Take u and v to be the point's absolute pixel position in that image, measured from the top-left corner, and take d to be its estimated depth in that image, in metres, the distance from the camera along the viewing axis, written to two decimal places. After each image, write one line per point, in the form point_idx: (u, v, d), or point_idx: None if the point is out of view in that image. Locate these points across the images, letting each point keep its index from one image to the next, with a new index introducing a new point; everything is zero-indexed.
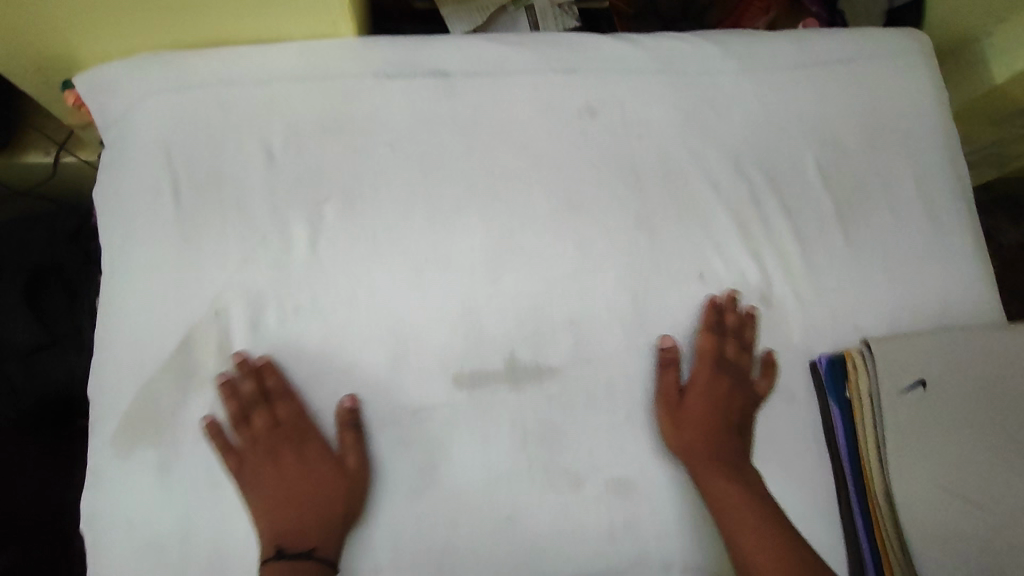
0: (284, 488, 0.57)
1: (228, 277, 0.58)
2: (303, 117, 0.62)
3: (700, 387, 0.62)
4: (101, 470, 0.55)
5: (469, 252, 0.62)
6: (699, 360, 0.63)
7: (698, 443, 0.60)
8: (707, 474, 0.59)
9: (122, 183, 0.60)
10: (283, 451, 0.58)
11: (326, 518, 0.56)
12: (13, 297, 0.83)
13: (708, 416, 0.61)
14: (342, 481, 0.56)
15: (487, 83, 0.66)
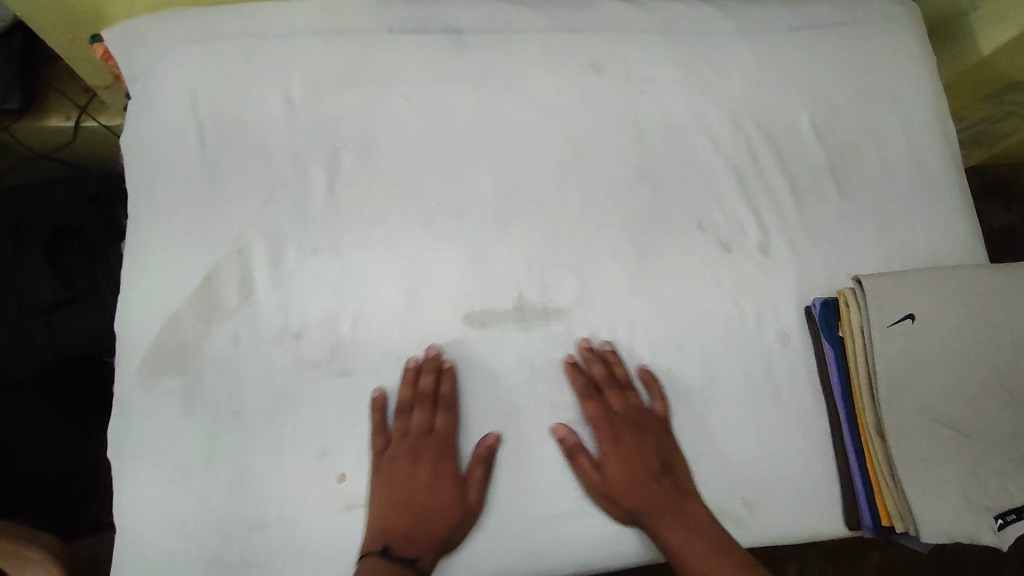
0: (404, 489, 0.55)
1: (251, 217, 0.61)
2: (323, 69, 0.66)
3: (615, 451, 0.58)
4: (123, 400, 0.56)
5: (480, 197, 0.65)
6: (595, 419, 0.59)
7: (637, 505, 0.57)
8: (658, 529, 0.56)
9: (150, 130, 0.63)
10: (423, 455, 0.57)
11: (431, 533, 0.54)
12: (36, 255, 0.85)
13: (637, 473, 0.58)
14: (455, 507, 0.55)
15: (497, 40, 0.69)
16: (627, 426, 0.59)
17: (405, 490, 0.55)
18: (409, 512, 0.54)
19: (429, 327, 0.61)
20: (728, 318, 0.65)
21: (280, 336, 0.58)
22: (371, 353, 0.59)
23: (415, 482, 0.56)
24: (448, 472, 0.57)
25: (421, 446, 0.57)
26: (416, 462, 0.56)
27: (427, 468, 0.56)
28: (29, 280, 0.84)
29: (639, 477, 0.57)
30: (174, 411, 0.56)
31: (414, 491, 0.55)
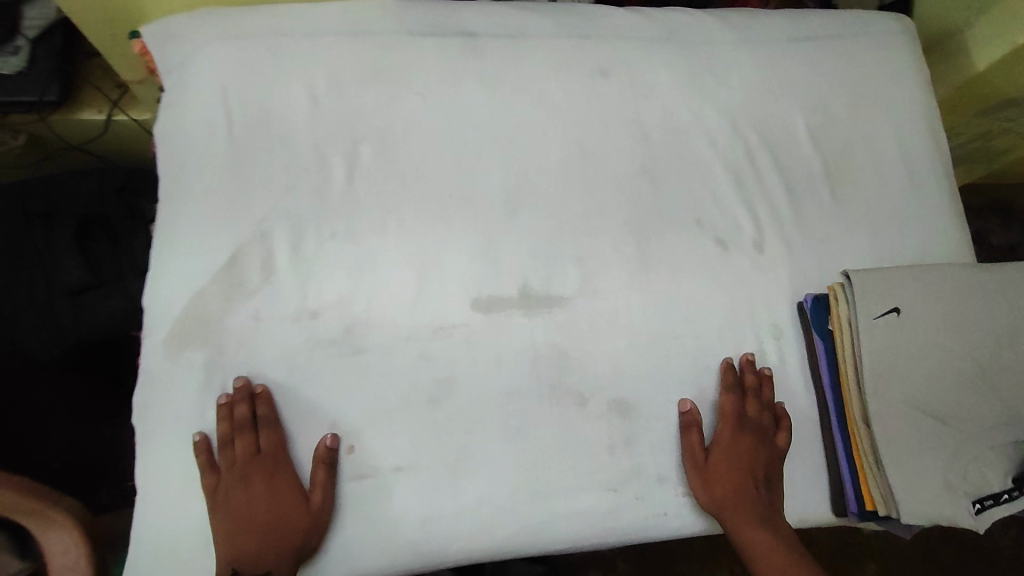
0: (246, 515, 0.55)
1: (274, 203, 0.65)
2: (345, 66, 0.70)
3: (727, 448, 0.61)
4: (147, 370, 0.60)
5: (489, 191, 0.68)
6: (729, 418, 0.62)
7: (729, 500, 0.60)
8: (736, 524, 0.59)
9: (182, 120, 0.67)
10: (252, 476, 0.57)
11: (278, 548, 0.55)
12: (65, 241, 0.89)
13: (742, 474, 0.61)
14: (303, 517, 0.56)
15: (509, 43, 0.74)
16: (743, 432, 0.62)
17: (245, 516, 0.55)
18: (258, 532, 0.55)
19: (438, 311, 0.63)
20: (722, 311, 0.67)
21: (297, 314, 0.62)
22: (382, 332, 0.62)
23: (254, 503, 0.56)
24: (290, 487, 0.57)
25: (257, 467, 0.57)
26: (249, 486, 0.56)
27: (265, 487, 0.57)
28: (60, 264, 0.89)
29: (741, 477, 0.61)
30: (195, 382, 0.59)
31: (255, 514, 0.56)
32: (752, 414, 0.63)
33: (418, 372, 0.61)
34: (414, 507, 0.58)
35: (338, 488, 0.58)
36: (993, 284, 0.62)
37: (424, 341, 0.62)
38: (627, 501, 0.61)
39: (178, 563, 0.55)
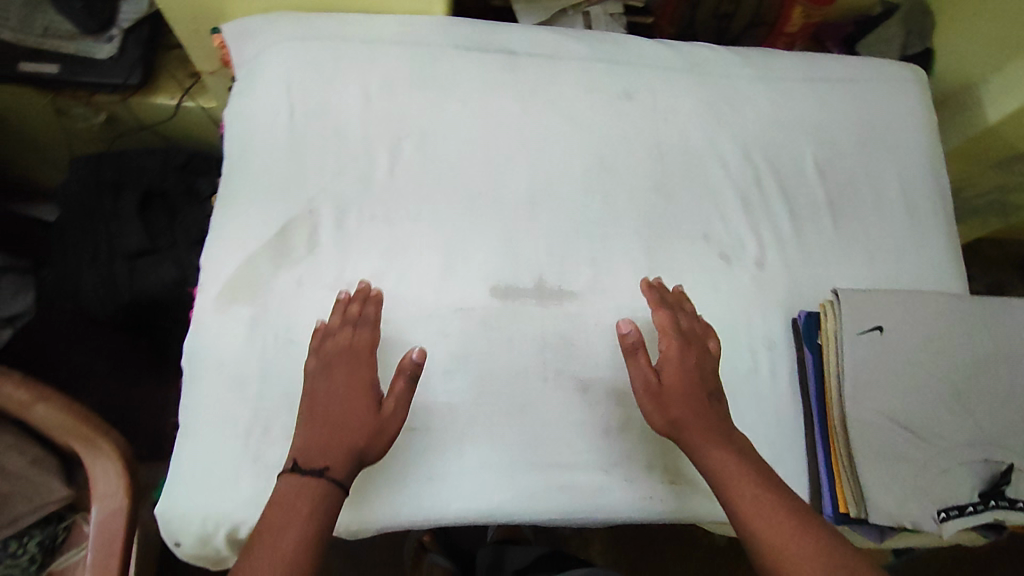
0: (327, 403, 0.60)
1: (324, 185, 0.73)
2: (397, 71, 0.79)
3: (672, 365, 0.64)
4: (200, 321, 0.67)
5: (516, 191, 0.76)
6: (666, 334, 0.65)
7: (686, 414, 0.61)
8: (701, 444, 0.60)
9: (250, 106, 0.76)
10: (340, 368, 0.62)
11: (340, 442, 0.58)
12: (130, 209, 1.00)
13: (690, 388, 0.63)
14: (370, 418, 0.60)
15: (544, 64, 0.82)
16: (683, 346, 0.65)
17: (326, 403, 0.60)
18: (329, 423, 0.59)
19: (460, 292, 0.70)
20: (722, 318, 0.72)
21: (335, 284, 0.69)
22: (408, 306, 0.69)
23: (332, 393, 0.61)
24: (369, 388, 0.61)
25: (346, 365, 0.62)
26: (336, 376, 0.61)
27: (347, 381, 0.61)
28: (124, 229, 0.99)
29: (691, 392, 0.62)
30: (240, 333, 0.66)
31: (333, 403, 0.60)
32: (681, 329, 0.66)
33: (436, 344, 0.68)
34: (419, 464, 0.64)
35: None
36: (967, 313, 0.68)
37: (444, 318, 0.69)
38: (616, 481, 0.67)
39: (207, 493, 0.62)
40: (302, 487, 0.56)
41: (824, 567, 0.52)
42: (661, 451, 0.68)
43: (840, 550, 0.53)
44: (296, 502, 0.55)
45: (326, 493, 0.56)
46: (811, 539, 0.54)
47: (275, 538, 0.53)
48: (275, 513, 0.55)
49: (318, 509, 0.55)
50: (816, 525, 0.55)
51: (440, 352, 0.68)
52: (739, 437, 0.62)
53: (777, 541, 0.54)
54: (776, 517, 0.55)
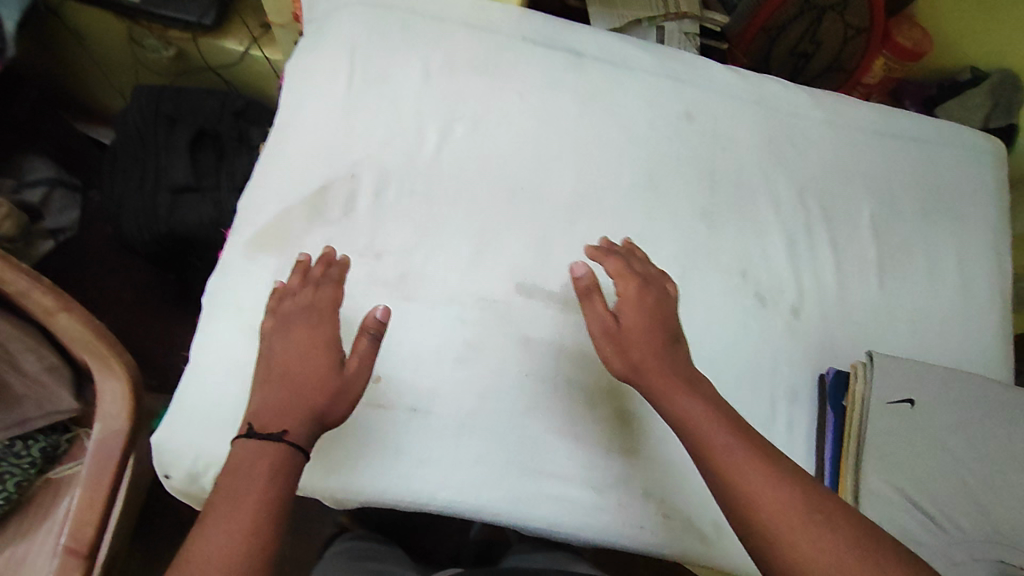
0: (282, 361, 0.57)
1: (369, 152, 0.72)
2: (461, 52, 0.78)
3: (631, 307, 0.61)
4: (228, 265, 0.68)
5: (559, 193, 0.74)
6: (621, 278, 0.63)
7: (645, 356, 0.58)
8: (658, 387, 0.57)
9: (312, 63, 0.76)
10: (297, 325, 0.59)
11: (297, 403, 0.55)
12: (181, 145, 1.02)
13: (649, 330, 0.59)
14: (333, 379, 0.56)
15: (610, 70, 0.80)
16: (641, 288, 0.62)
17: (282, 363, 0.57)
18: (285, 385, 0.56)
19: (485, 283, 0.70)
20: (745, 360, 0.70)
21: (363, 252, 0.69)
22: (432, 287, 0.69)
23: (289, 352, 0.58)
24: (326, 343, 0.58)
25: (307, 325, 0.59)
26: (292, 335, 0.58)
27: (305, 337, 0.58)
28: (172, 163, 1.01)
29: (650, 334, 0.59)
30: (263, 283, 0.67)
31: (290, 360, 0.57)
32: (635, 271, 0.64)
33: (452, 329, 0.68)
34: (414, 445, 0.63)
35: (364, 411, 0.63)
36: (1004, 403, 0.65)
37: (464, 306, 0.69)
38: (609, 503, 0.65)
39: (204, 433, 0.62)
40: (259, 452, 0.52)
41: (799, 512, 0.50)
42: (661, 480, 0.66)
43: (815, 494, 0.51)
44: (249, 465, 0.51)
45: (282, 455, 0.52)
46: (786, 484, 0.51)
47: (230, 505, 0.49)
48: (229, 479, 0.50)
49: (274, 471, 0.51)
50: (786, 468, 0.52)
51: (454, 338, 0.67)
52: (702, 377, 0.59)
53: (752, 486, 0.51)
54: (748, 462, 0.52)
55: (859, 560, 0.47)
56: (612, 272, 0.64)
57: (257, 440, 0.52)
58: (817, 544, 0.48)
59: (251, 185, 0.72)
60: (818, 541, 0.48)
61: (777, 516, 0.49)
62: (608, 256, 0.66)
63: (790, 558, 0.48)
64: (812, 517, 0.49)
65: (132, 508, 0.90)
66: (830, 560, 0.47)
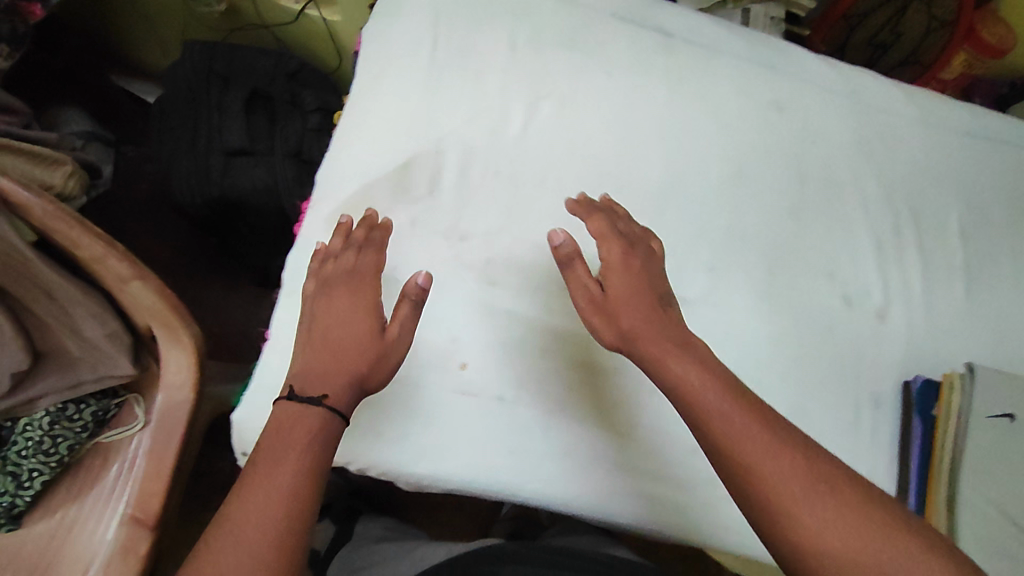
0: (324, 326, 0.56)
1: (454, 128, 0.69)
2: (548, 26, 0.73)
3: (617, 270, 0.57)
4: (309, 241, 0.66)
5: (647, 182, 0.72)
6: (605, 240, 0.59)
7: (636, 325, 0.55)
8: (653, 358, 0.53)
9: (391, 30, 0.72)
10: (338, 289, 0.58)
11: (335, 368, 0.53)
12: (235, 105, 0.98)
13: (636, 292, 0.56)
14: (374, 344, 0.55)
15: (701, 53, 0.76)
16: (624, 249, 0.58)
17: (324, 327, 0.56)
18: (326, 349, 0.55)
19: None
20: (828, 363, 0.70)
21: (448, 234, 0.67)
22: (519, 274, 0.67)
23: (329, 316, 0.56)
24: (369, 309, 0.57)
25: (349, 290, 0.58)
26: (333, 300, 0.57)
27: (347, 302, 0.57)
28: (226, 124, 0.97)
29: (639, 298, 0.56)
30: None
31: (330, 325, 0.56)
32: (617, 231, 0.60)
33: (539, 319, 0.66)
34: (509, 435, 0.62)
35: (453, 397, 0.62)
36: None
37: (551, 295, 0.67)
38: (699, 501, 0.64)
39: None
40: (297, 412, 0.51)
41: (803, 482, 0.47)
42: None
43: (818, 464, 0.48)
44: (289, 425, 0.50)
45: (320, 417, 0.51)
46: (786, 453, 0.48)
47: (272, 461, 0.48)
48: (272, 439, 0.49)
49: (310, 430, 0.50)
50: (783, 434, 0.49)
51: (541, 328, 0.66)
52: (696, 338, 0.55)
53: (751, 456, 0.48)
54: (748, 429, 0.49)
55: (863, 532, 0.45)
56: (594, 233, 0.60)
57: (295, 403, 0.51)
58: (823, 516, 0.45)
59: (328, 156, 0.69)
60: (824, 512, 0.45)
61: (781, 487, 0.46)
62: (589, 213, 0.62)
63: (794, 531, 0.45)
64: (814, 487, 0.46)
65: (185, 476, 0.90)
66: (835, 534, 0.45)
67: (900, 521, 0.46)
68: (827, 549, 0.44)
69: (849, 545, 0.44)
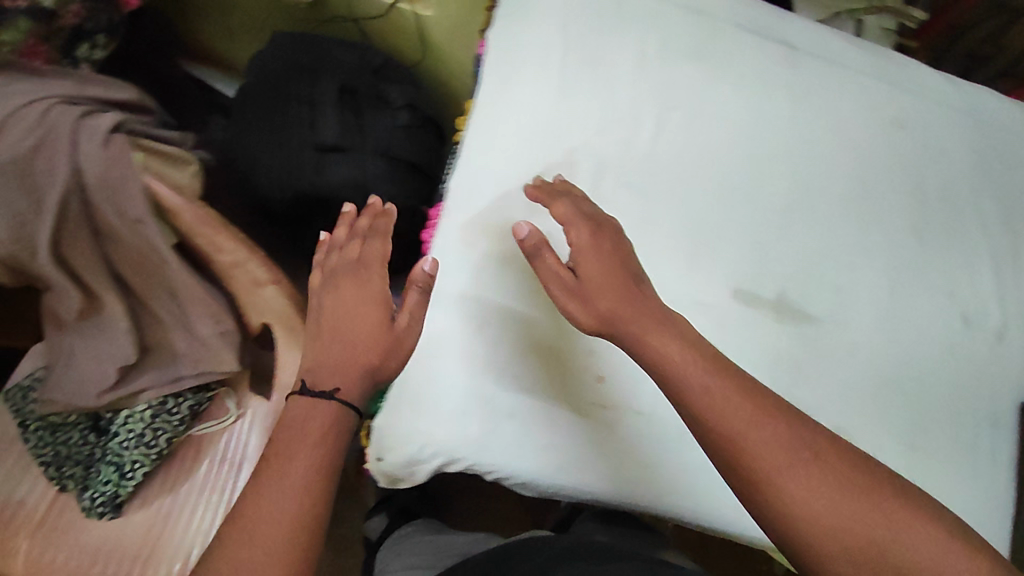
0: (335, 315, 0.60)
1: (586, 139, 0.69)
2: (676, 37, 0.73)
3: (588, 255, 0.58)
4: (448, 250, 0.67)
5: (772, 199, 0.72)
6: (570, 225, 0.59)
7: (613, 308, 0.56)
8: (632, 341, 0.55)
9: (519, 36, 0.71)
10: (345, 281, 0.62)
11: (349, 362, 0.57)
12: (328, 101, 0.97)
13: (606, 275, 0.57)
14: (384, 334, 0.59)
15: (824, 66, 0.76)
16: (594, 232, 0.59)
17: (333, 318, 0.60)
18: (337, 341, 0.59)
19: (701, 288, 0.69)
20: (950, 383, 0.71)
21: None
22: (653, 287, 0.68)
23: (338, 307, 0.60)
24: (381, 301, 0.60)
25: (360, 282, 0.61)
26: (342, 291, 0.61)
27: (355, 292, 0.61)
28: (319, 120, 0.96)
29: (612, 282, 0.57)
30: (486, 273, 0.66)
31: (339, 317, 0.60)
32: (582, 213, 0.60)
33: None
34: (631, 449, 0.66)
35: (591, 407, 0.66)
36: None
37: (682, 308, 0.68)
38: None
39: (437, 417, 0.63)
40: (318, 412, 0.55)
41: (785, 453, 0.49)
42: None
43: (800, 433, 0.50)
44: (305, 422, 0.54)
45: (333, 412, 0.55)
46: (769, 424, 0.50)
47: (289, 458, 0.51)
48: (287, 433, 0.54)
49: (324, 428, 0.54)
50: (770, 405, 0.51)
51: None
52: (673, 313, 0.57)
53: (733, 426, 0.50)
54: (729, 399, 0.51)
55: (846, 498, 0.47)
56: (562, 218, 0.60)
57: (312, 397, 0.55)
58: (806, 484, 0.48)
59: (460, 164, 0.69)
60: (808, 481, 0.48)
61: (767, 458, 0.49)
62: (554, 198, 0.62)
63: (779, 501, 0.48)
64: (797, 457, 0.49)
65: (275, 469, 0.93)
66: (820, 501, 0.47)
67: (884, 484, 0.49)
68: (810, 518, 0.47)
69: (830, 511, 0.47)
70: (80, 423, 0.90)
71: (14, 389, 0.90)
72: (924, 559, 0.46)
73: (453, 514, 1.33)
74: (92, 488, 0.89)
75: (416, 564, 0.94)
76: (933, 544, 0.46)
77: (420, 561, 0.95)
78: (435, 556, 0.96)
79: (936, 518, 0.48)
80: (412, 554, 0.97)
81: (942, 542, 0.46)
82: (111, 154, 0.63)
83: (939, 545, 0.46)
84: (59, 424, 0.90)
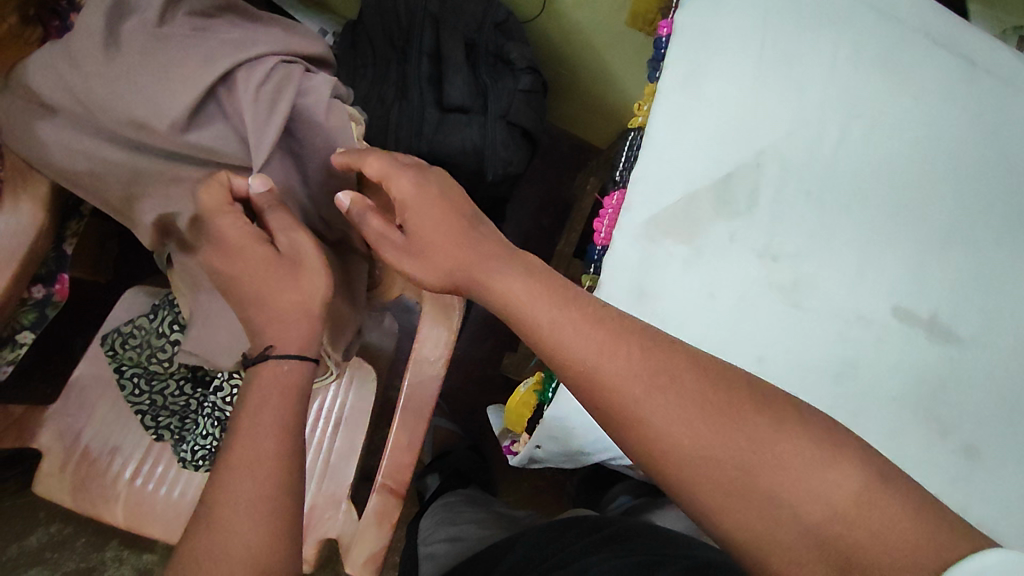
0: (236, 286, 0.58)
1: (774, 141, 0.69)
2: (867, 44, 0.71)
3: (413, 207, 0.58)
4: (636, 242, 0.68)
5: (935, 218, 0.69)
6: (390, 179, 0.57)
7: (454, 259, 0.57)
8: (487, 284, 0.56)
9: (714, 29, 0.71)
10: (217, 252, 0.58)
11: (285, 309, 0.56)
12: (459, 58, 0.94)
13: (437, 225, 0.57)
14: (280, 258, 0.57)
15: (1003, 89, 0.72)
16: (416, 179, 0.58)
17: (237, 284, 0.57)
18: (257, 300, 0.57)
19: (864, 304, 0.68)
20: None
21: (760, 253, 0.68)
22: (822, 298, 0.68)
23: (233, 270, 0.57)
24: (246, 230, 0.57)
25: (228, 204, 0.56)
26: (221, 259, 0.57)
27: (226, 248, 0.57)
28: (447, 78, 0.93)
29: (442, 233, 0.57)
30: (671, 272, 0.68)
31: (238, 280, 0.57)
32: (399, 163, 0.58)
33: (827, 347, 0.68)
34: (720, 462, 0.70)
35: None
36: None
37: (844, 323, 0.68)
38: None
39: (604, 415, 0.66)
40: (271, 378, 0.54)
41: (640, 382, 0.48)
42: (1015, 519, 0.66)
43: (654, 356, 0.49)
44: (261, 391, 0.53)
45: (281, 371, 0.54)
46: (622, 351, 0.49)
47: (247, 427, 0.51)
48: (244, 408, 0.52)
49: (285, 393, 0.54)
50: (618, 328, 0.51)
51: (829, 351, 0.68)
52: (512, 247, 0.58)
53: (607, 372, 0.49)
54: (608, 350, 0.49)
55: (708, 424, 0.47)
56: (376, 173, 0.57)
57: (255, 364, 0.55)
58: (667, 415, 0.47)
59: (646, 155, 0.69)
60: (665, 409, 0.47)
61: (622, 388, 0.48)
62: (363, 156, 0.58)
63: (773, 522, 0.44)
64: (653, 385, 0.48)
65: (351, 435, 0.86)
66: (679, 427, 0.47)
67: (748, 404, 0.47)
68: (685, 452, 0.46)
69: (698, 441, 0.46)
70: (177, 372, 0.83)
71: (112, 335, 0.85)
72: (800, 481, 0.44)
73: (502, 481, 1.34)
74: (188, 439, 0.85)
75: (461, 534, 0.93)
76: (807, 462, 0.45)
77: (464, 531, 0.93)
78: (481, 527, 0.94)
79: (812, 433, 0.46)
80: (457, 523, 0.96)
81: (816, 455, 0.45)
82: (335, 128, 0.60)
83: (821, 462, 0.44)
84: (155, 372, 0.84)
